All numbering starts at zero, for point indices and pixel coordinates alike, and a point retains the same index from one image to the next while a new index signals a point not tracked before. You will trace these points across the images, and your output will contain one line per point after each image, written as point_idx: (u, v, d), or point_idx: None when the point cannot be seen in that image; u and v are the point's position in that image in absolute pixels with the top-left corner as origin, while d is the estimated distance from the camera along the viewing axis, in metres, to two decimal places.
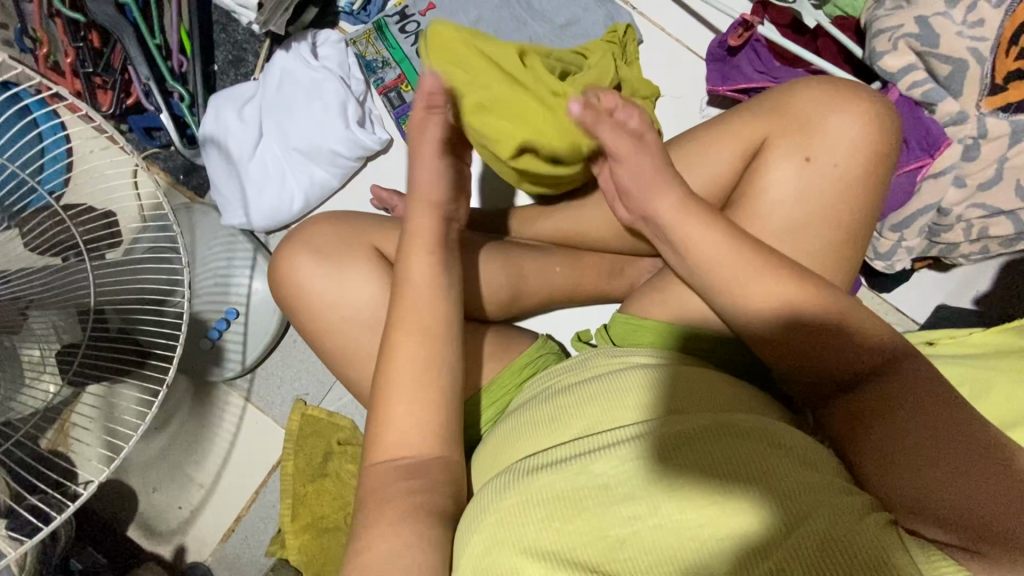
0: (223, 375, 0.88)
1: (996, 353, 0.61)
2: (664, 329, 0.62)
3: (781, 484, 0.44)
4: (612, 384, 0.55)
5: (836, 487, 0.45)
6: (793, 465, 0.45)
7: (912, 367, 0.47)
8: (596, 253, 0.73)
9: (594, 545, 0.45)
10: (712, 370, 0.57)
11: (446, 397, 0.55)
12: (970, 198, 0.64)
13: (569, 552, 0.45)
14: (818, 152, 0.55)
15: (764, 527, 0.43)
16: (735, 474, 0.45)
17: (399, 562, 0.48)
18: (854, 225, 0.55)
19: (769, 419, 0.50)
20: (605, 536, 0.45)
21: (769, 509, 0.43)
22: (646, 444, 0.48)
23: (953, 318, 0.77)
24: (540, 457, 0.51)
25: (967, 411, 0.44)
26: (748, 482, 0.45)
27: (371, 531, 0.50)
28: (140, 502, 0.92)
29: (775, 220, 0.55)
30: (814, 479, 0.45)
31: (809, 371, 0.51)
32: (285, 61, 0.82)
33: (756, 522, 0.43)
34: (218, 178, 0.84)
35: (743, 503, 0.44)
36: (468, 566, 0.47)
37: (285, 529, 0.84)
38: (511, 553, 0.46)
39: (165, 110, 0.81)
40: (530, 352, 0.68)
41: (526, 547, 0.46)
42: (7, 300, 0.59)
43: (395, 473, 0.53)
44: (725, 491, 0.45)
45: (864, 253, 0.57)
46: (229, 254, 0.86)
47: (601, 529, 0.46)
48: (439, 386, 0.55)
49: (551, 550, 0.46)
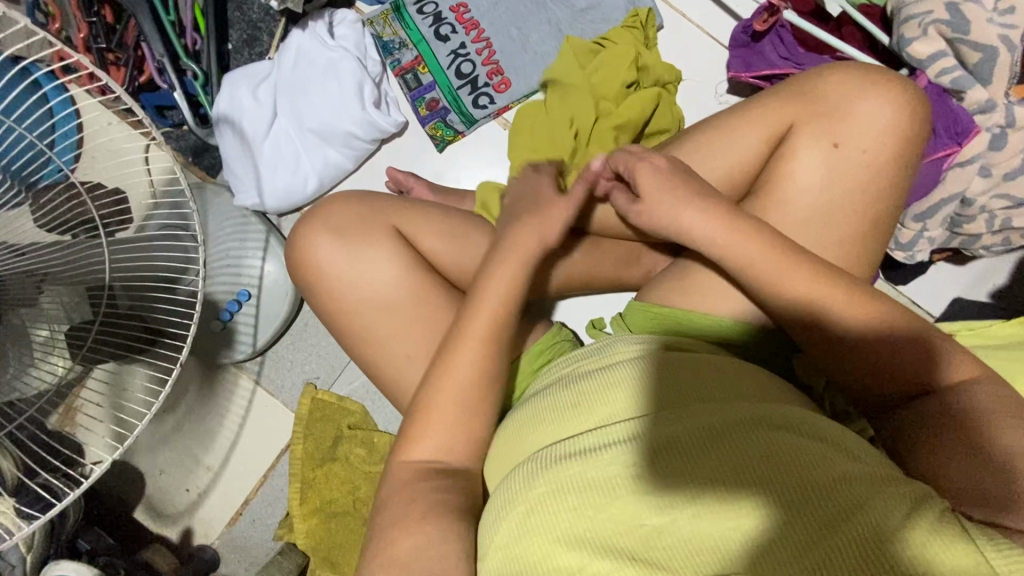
0: (234, 358, 0.87)
1: (1017, 345, 0.61)
2: (685, 316, 0.61)
3: (816, 475, 0.44)
4: (634, 372, 0.55)
5: (873, 473, 0.44)
6: (824, 455, 0.46)
7: (937, 348, 0.49)
8: (613, 240, 0.72)
9: (631, 533, 0.45)
10: (730, 358, 0.57)
11: (470, 385, 0.55)
12: (994, 188, 0.64)
13: (607, 540, 0.45)
14: (846, 138, 0.54)
15: (805, 516, 0.42)
16: (768, 465, 0.45)
17: (427, 550, 0.49)
18: (881, 212, 0.55)
19: (794, 408, 0.50)
20: (641, 526, 0.45)
21: (809, 499, 0.43)
22: (675, 434, 0.48)
23: (969, 311, 0.77)
24: (567, 446, 0.51)
25: (984, 390, 0.46)
26: (783, 472, 0.44)
27: (398, 521, 0.51)
28: (148, 484, 0.91)
29: (801, 207, 0.55)
30: (847, 466, 0.45)
31: (842, 368, 0.52)
32: (301, 41, 0.81)
33: (796, 512, 0.42)
34: (232, 159, 0.83)
35: (778, 493, 0.44)
36: (499, 555, 0.47)
37: (294, 512, 0.84)
38: (547, 542, 0.46)
39: (179, 88, 0.79)
40: (546, 339, 0.68)
41: (561, 536, 0.46)
42: (23, 274, 0.58)
43: (421, 474, 0.54)
44: (758, 482, 0.44)
45: (889, 242, 0.57)
46: (241, 235, 0.85)
47: (635, 518, 0.46)
48: (464, 376, 0.55)
49: (586, 538, 0.46)
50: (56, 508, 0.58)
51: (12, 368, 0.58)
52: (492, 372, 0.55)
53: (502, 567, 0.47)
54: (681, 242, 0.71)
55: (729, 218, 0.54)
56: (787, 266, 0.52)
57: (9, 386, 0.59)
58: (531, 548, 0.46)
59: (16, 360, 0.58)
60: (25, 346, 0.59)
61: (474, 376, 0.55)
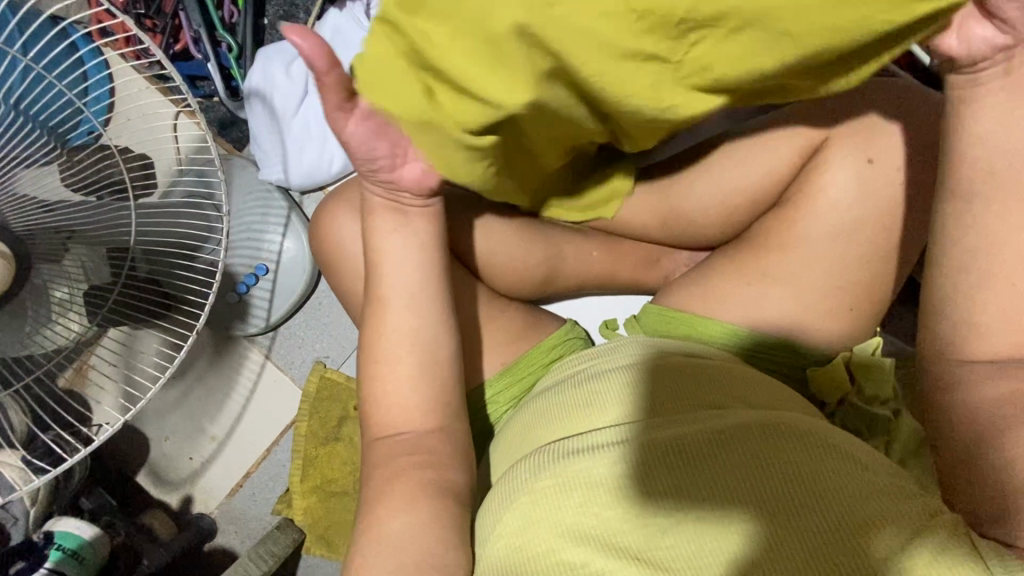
0: (246, 330, 0.89)
1: None
2: (696, 323, 0.63)
3: (822, 483, 0.46)
4: (652, 377, 0.57)
5: (877, 488, 0.46)
6: (829, 463, 0.48)
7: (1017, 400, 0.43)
8: (632, 242, 0.73)
9: (635, 532, 0.47)
10: (752, 369, 0.59)
11: (431, 329, 0.59)
12: None
13: (611, 538, 0.48)
14: (880, 155, 0.59)
15: (811, 529, 0.44)
16: (772, 475, 0.47)
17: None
18: (892, 231, 0.59)
19: (802, 418, 0.52)
20: (647, 525, 0.47)
21: (817, 506, 0.45)
22: (680, 438, 0.50)
23: None
24: (578, 440, 0.53)
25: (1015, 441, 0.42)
26: (786, 483, 0.47)
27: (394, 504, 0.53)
28: (153, 449, 0.92)
29: (831, 220, 0.59)
30: (850, 478, 0.47)
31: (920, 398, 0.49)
32: (336, 21, 0.82)
33: (801, 518, 0.45)
34: (259, 133, 0.84)
35: (784, 498, 0.46)
36: (503, 541, 0.50)
37: (295, 488, 0.85)
38: (553, 534, 0.49)
39: (213, 59, 0.82)
40: (559, 334, 0.69)
41: (566, 531, 0.49)
42: (50, 231, 0.59)
43: (419, 468, 0.56)
44: (760, 490, 0.47)
45: (895, 273, 0.61)
46: (263, 210, 0.86)
47: (640, 517, 0.48)
48: (419, 342, 0.58)
49: (591, 534, 0.48)
50: (57, 469, 0.56)
51: (31, 325, 0.57)
52: (398, 304, 0.58)
53: (502, 552, 0.50)
54: (702, 249, 0.73)
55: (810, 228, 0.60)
56: (711, 189, 0.65)
57: (24, 342, 0.58)
58: (533, 539, 0.49)
59: (31, 318, 0.57)
60: (42, 304, 0.57)
61: (444, 331, 0.59)
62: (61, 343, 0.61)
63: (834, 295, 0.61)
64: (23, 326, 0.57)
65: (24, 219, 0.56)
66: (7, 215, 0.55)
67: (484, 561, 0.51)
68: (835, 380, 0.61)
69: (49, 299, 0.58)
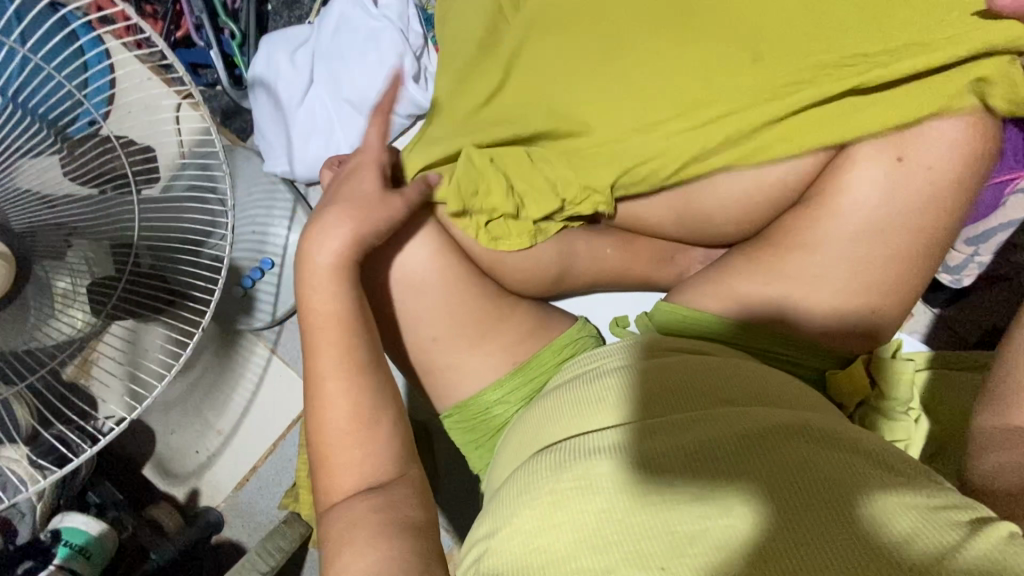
0: (251, 324, 0.89)
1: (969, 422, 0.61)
2: (712, 322, 0.61)
3: (853, 482, 0.43)
4: (670, 379, 0.55)
5: (909, 487, 0.43)
6: (856, 462, 0.45)
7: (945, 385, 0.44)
8: (648, 237, 0.72)
9: (659, 538, 0.43)
10: (776, 373, 0.58)
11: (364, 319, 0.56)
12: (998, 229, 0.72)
13: (633, 544, 0.43)
14: (910, 154, 0.57)
15: (850, 531, 0.40)
16: (800, 475, 0.44)
17: None
18: (922, 231, 0.58)
19: (822, 422, 0.50)
20: (673, 531, 0.43)
21: (853, 508, 0.41)
22: (702, 439, 0.48)
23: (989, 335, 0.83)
24: (595, 440, 0.52)
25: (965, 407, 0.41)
26: (816, 483, 0.43)
27: (398, 510, 0.52)
28: (158, 442, 0.91)
29: (854, 220, 0.58)
30: (882, 479, 0.44)
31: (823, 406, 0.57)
32: (343, 8, 0.79)
33: (836, 520, 0.41)
34: (265, 123, 0.82)
35: (818, 500, 0.42)
36: (512, 535, 0.48)
37: (304, 482, 0.85)
38: (575, 540, 0.45)
39: (216, 46, 0.81)
40: (570, 333, 0.67)
41: (585, 536, 0.45)
42: (51, 226, 0.57)
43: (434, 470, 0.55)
44: (790, 491, 0.43)
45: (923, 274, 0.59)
46: (268, 203, 0.85)
47: (666, 522, 0.44)
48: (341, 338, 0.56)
49: (609, 539, 0.44)
50: (65, 468, 0.54)
51: (33, 318, 0.56)
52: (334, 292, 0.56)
53: (514, 550, 0.47)
54: (719, 247, 0.71)
55: (833, 229, 0.58)
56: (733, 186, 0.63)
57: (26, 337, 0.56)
58: (557, 539, 0.46)
59: (35, 311, 0.56)
60: (46, 296, 0.56)
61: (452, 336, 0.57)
62: (67, 336, 0.60)
63: (858, 296, 0.59)
64: (25, 318, 0.55)
65: (24, 214, 0.55)
66: (8, 211, 0.54)
67: (500, 550, 0.48)
68: (855, 383, 0.61)
69: (49, 292, 0.56)
